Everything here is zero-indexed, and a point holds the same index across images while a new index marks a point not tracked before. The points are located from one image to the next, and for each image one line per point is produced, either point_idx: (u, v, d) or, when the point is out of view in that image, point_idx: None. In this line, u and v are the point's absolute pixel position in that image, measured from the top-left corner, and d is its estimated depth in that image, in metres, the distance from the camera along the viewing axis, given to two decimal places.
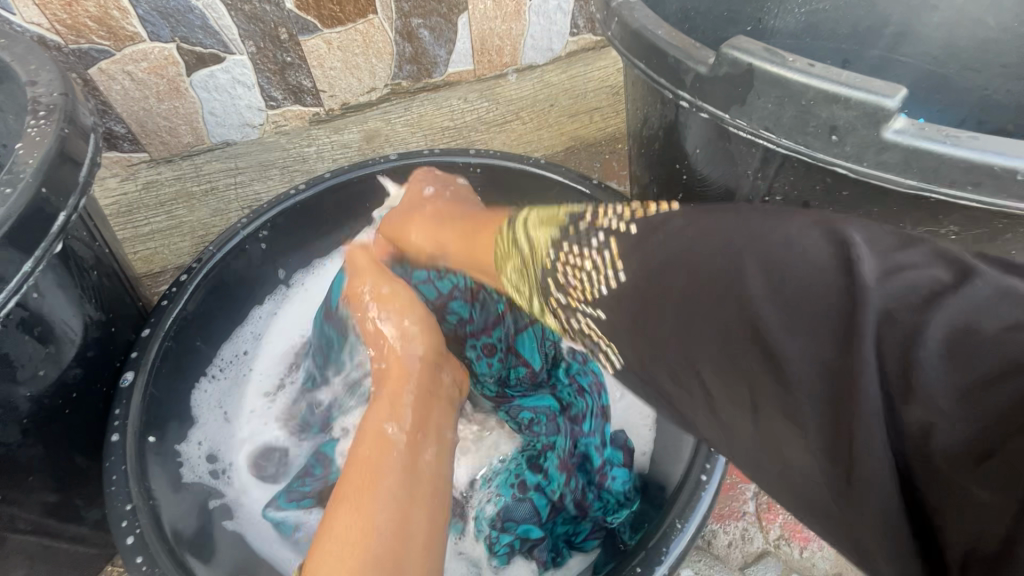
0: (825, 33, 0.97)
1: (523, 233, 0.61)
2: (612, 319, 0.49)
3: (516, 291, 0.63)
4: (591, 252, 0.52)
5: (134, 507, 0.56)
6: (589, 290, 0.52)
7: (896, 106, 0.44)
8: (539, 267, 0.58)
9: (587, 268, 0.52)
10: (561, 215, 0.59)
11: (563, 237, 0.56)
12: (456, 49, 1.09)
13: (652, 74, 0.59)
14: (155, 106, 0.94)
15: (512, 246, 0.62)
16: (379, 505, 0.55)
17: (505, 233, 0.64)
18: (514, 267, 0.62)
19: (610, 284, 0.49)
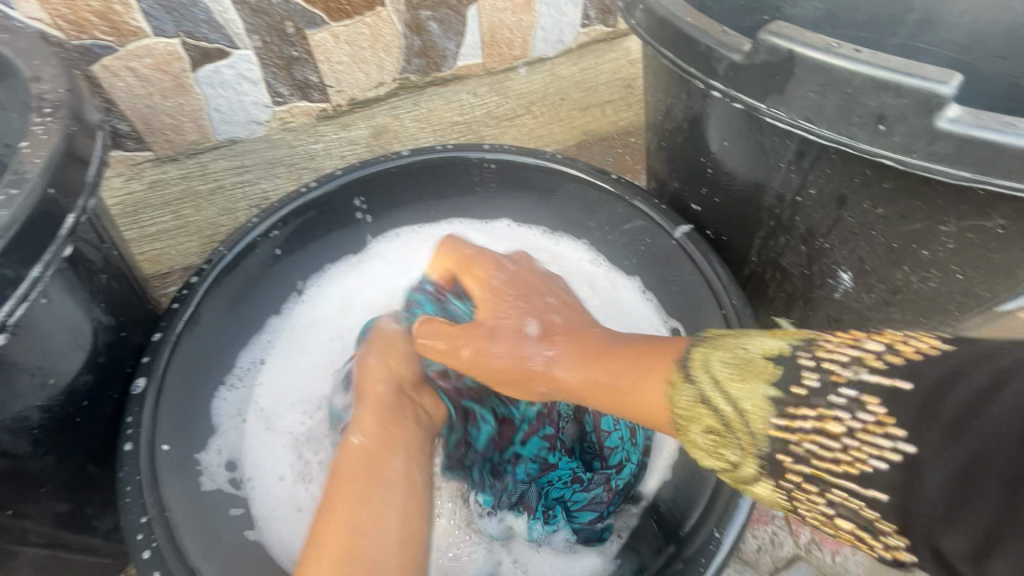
0: (845, 21, 0.95)
1: (719, 380, 0.49)
2: (894, 465, 0.39)
3: (697, 450, 0.51)
4: (842, 423, 0.42)
5: (150, 519, 0.54)
6: (852, 463, 0.41)
7: (950, 93, 0.41)
8: (758, 427, 0.46)
9: (836, 439, 0.42)
10: (769, 352, 0.49)
11: (783, 389, 0.46)
12: (465, 42, 1.06)
13: (680, 63, 0.56)
14: (160, 104, 0.92)
15: (697, 402, 0.50)
16: (380, 507, 0.55)
17: (679, 383, 0.51)
18: (705, 436, 0.49)
19: (894, 454, 0.39)
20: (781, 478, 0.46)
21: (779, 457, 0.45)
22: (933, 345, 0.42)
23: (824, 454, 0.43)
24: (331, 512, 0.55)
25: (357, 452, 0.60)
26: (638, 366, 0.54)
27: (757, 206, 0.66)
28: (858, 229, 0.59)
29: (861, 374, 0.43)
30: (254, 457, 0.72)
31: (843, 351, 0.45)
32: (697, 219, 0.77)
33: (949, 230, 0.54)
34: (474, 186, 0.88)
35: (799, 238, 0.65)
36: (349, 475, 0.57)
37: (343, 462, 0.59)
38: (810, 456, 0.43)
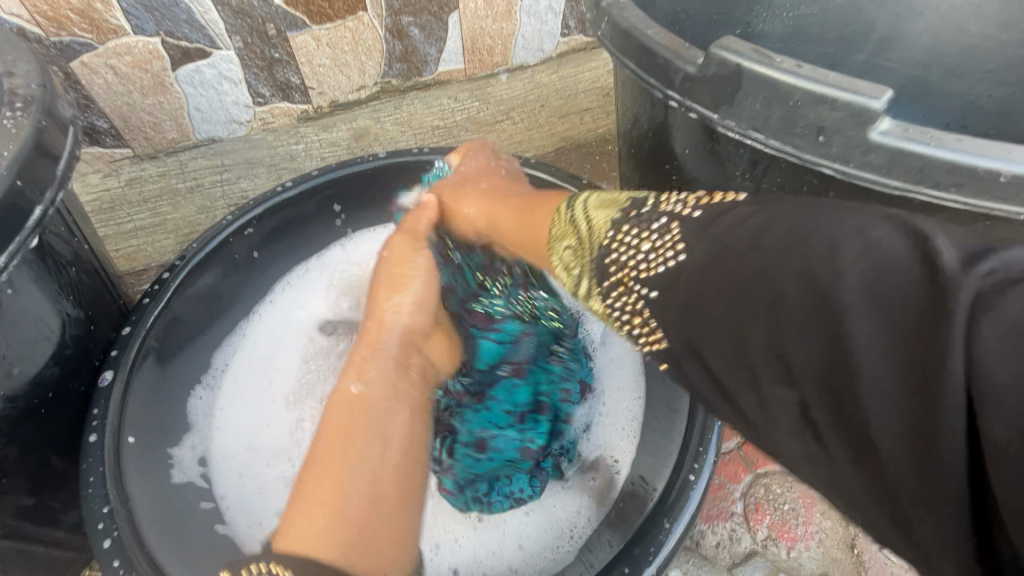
0: (812, 37, 0.98)
1: (588, 215, 0.56)
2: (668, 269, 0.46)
3: (566, 273, 0.57)
4: (651, 230, 0.48)
5: (111, 509, 0.54)
6: (654, 259, 0.47)
7: (881, 108, 0.44)
8: (597, 245, 0.53)
9: (647, 246, 0.48)
10: (630, 195, 0.55)
11: (624, 219, 0.52)
12: (446, 48, 1.09)
13: (641, 74, 0.59)
14: (139, 102, 0.93)
15: (569, 223, 0.58)
16: (364, 454, 0.56)
17: (561, 210, 0.60)
18: (569, 246, 0.57)
19: (670, 262, 0.46)
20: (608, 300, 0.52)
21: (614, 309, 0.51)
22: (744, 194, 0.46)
23: (644, 247, 0.48)
24: (314, 480, 0.54)
25: (348, 407, 0.60)
26: (524, 215, 0.66)
27: None
28: None
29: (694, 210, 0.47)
30: (229, 461, 0.73)
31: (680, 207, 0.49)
32: None
33: None
34: None
35: None
36: (331, 440, 0.57)
37: (331, 411, 0.60)
38: (618, 272, 0.50)
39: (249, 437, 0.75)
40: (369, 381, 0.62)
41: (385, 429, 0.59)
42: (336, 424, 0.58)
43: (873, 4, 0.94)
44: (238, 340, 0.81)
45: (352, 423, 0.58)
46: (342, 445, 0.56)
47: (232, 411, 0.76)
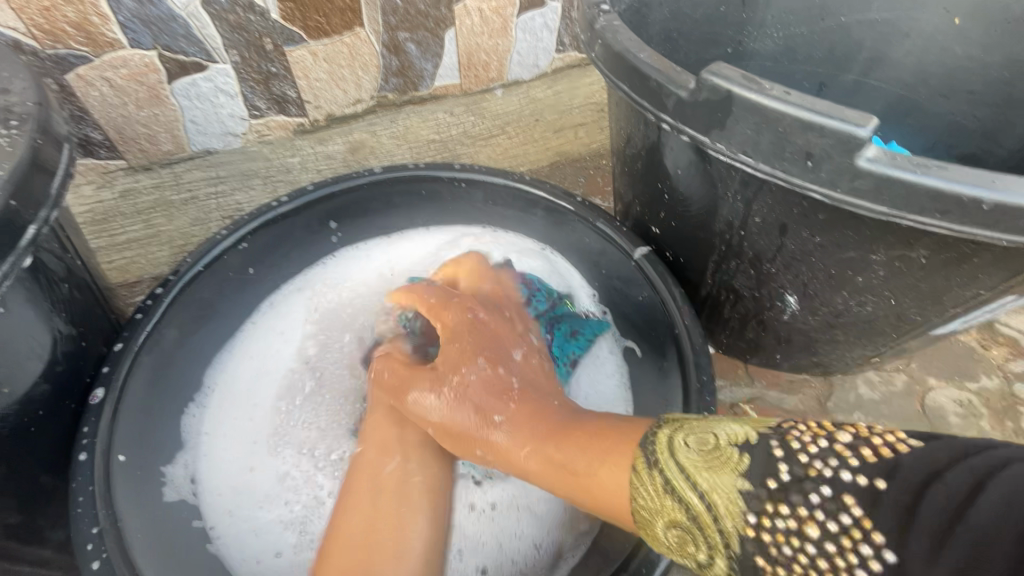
0: (803, 57, 1.00)
1: (711, 456, 0.47)
2: (892, 567, 0.36)
3: (682, 550, 0.47)
4: (839, 473, 0.41)
5: (100, 530, 0.54)
6: (848, 565, 0.38)
7: (867, 135, 0.45)
8: (728, 538, 0.44)
9: (813, 538, 0.40)
10: (734, 439, 0.47)
11: (794, 479, 0.42)
12: (443, 64, 1.10)
13: (634, 96, 0.60)
14: (134, 114, 0.93)
15: (664, 493, 0.48)
16: (409, 521, 0.62)
17: (644, 471, 0.49)
18: (674, 503, 0.47)
19: (878, 562, 0.37)
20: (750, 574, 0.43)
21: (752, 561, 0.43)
22: (902, 441, 0.41)
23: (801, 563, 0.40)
24: (350, 517, 0.62)
25: (374, 469, 0.66)
26: (634, 417, 0.54)
27: (710, 231, 0.70)
28: (800, 256, 0.63)
29: (819, 455, 0.43)
30: (219, 476, 0.72)
31: (807, 458, 0.43)
32: (657, 241, 0.81)
33: (880, 258, 0.58)
34: (444, 203, 0.90)
35: (748, 262, 0.69)
36: (381, 488, 0.64)
37: (358, 479, 0.66)
38: (774, 569, 0.42)
39: (248, 456, 0.74)
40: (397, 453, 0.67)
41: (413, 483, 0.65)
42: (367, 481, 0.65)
43: (861, 26, 0.97)
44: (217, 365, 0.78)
45: (397, 487, 0.64)
46: (391, 500, 0.63)
47: (224, 427, 0.75)
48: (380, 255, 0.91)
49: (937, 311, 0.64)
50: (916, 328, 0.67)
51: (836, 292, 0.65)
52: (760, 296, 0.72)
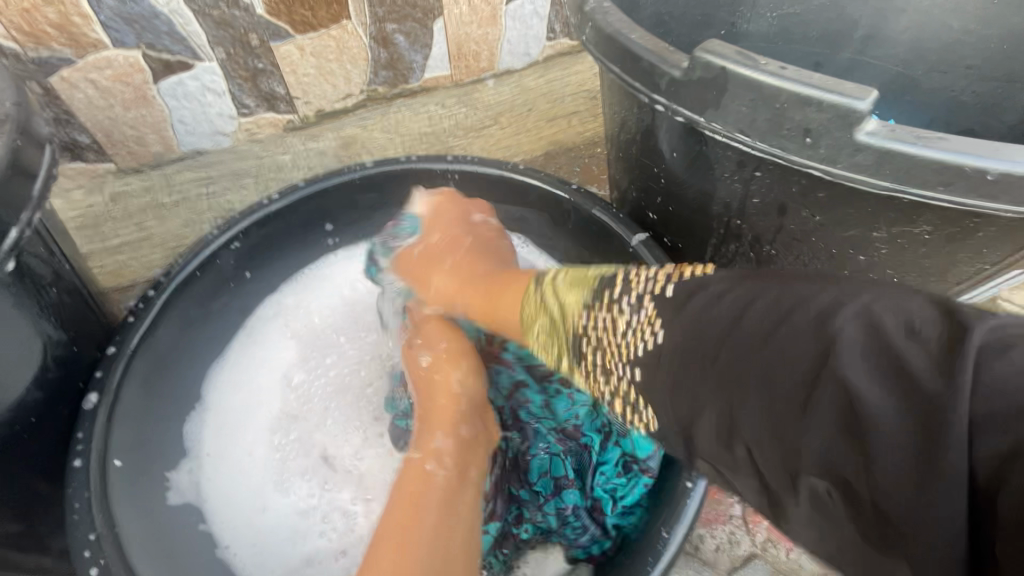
0: (798, 36, 0.98)
1: (560, 294, 0.60)
2: (651, 349, 0.48)
3: (546, 352, 0.62)
4: (625, 314, 0.52)
5: (98, 536, 0.53)
6: (629, 347, 0.51)
7: (867, 108, 0.44)
8: (571, 334, 0.58)
9: (625, 330, 0.52)
10: (601, 271, 0.59)
11: (597, 301, 0.56)
12: (432, 55, 1.08)
13: (627, 78, 0.58)
14: (121, 115, 0.92)
15: (540, 306, 0.62)
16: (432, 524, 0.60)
17: (534, 293, 0.64)
18: (542, 326, 0.62)
19: (650, 342, 0.48)
20: (581, 361, 0.57)
21: (579, 348, 0.57)
22: (705, 273, 0.49)
23: (602, 393, 0.56)
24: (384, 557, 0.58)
25: (420, 473, 0.64)
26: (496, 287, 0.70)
27: (708, 215, 0.69)
28: (800, 236, 0.62)
29: (638, 313, 0.51)
30: (223, 490, 0.71)
31: (634, 313, 0.51)
32: (656, 228, 0.80)
33: (881, 236, 0.57)
34: None
35: (748, 245, 0.68)
36: (415, 486, 0.63)
37: (404, 481, 0.64)
38: (604, 359, 0.54)
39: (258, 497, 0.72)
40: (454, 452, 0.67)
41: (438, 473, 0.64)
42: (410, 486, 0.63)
43: (856, 2, 0.95)
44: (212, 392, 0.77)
45: (422, 489, 0.63)
46: (411, 508, 0.61)
47: (223, 443, 0.74)
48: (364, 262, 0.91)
49: (942, 289, 0.63)
50: None
51: (837, 271, 0.64)
52: None
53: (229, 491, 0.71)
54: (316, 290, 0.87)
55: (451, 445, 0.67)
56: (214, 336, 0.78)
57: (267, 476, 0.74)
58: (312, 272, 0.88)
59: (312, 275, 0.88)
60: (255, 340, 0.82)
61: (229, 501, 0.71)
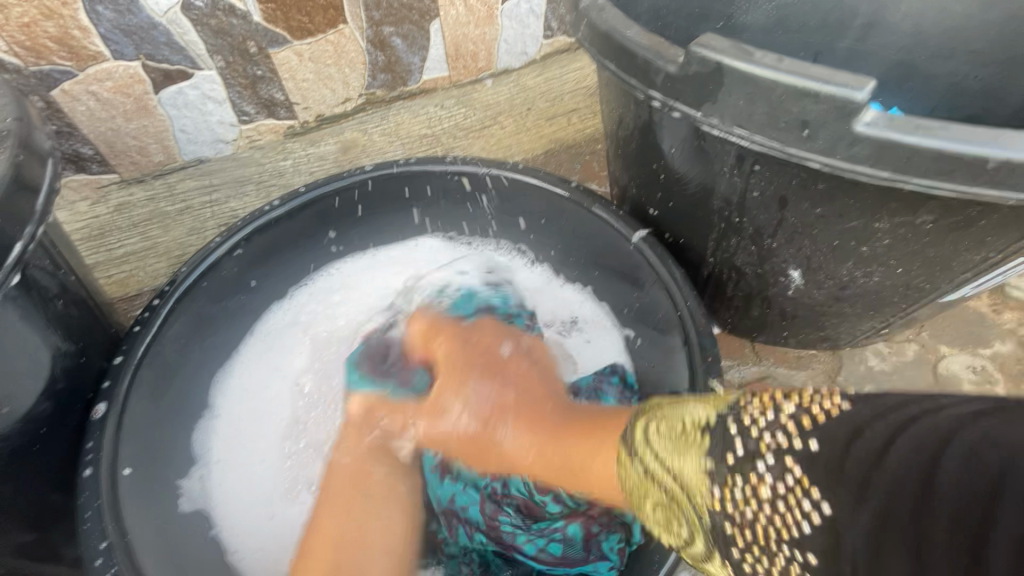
0: (796, 26, 0.98)
1: (659, 450, 0.49)
2: (818, 527, 0.39)
3: (666, 529, 0.49)
4: (726, 402, 0.47)
5: (110, 545, 0.54)
6: (787, 525, 0.40)
7: (865, 99, 0.44)
8: (695, 509, 0.45)
9: (747, 486, 0.42)
10: (697, 421, 0.47)
11: (721, 440, 0.45)
12: (429, 56, 1.08)
13: (622, 75, 0.58)
14: (123, 126, 0.92)
15: (647, 481, 0.50)
16: (366, 513, 0.67)
17: (629, 460, 0.52)
18: (657, 500, 0.49)
19: (815, 517, 0.39)
20: (722, 520, 0.44)
21: (721, 529, 0.44)
22: (837, 405, 0.42)
23: (766, 523, 0.42)
24: (320, 530, 0.65)
25: (361, 468, 0.71)
26: (585, 436, 0.60)
27: (708, 209, 0.69)
28: (802, 229, 0.62)
29: (773, 429, 0.43)
30: (229, 497, 0.72)
31: (765, 435, 0.43)
32: (656, 223, 0.79)
33: (883, 226, 0.57)
34: (438, 197, 0.89)
35: (749, 238, 0.67)
36: (368, 485, 0.69)
37: (329, 475, 0.71)
38: (740, 521, 0.43)
39: (261, 505, 0.73)
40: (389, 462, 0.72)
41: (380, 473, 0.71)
42: (339, 477, 0.70)
43: None
44: (221, 398, 0.77)
45: (356, 479, 0.69)
46: (350, 499, 0.68)
47: (232, 450, 0.75)
48: (365, 268, 0.91)
49: (947, 277, 0.62)
50: (928, 296, 0.66)
51: (840, 263, 0.64)
52: (762, 273, 0.71)
53: (235, 498, 0.72)
54: (319, 301, 0.88)
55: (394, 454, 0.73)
56: (220, 343, 0.79)
57: (275, 485, 0.74)
58: (313, 279, 0.89)
59: (314, 283, 0.89)
60: (260, 349, 0.83)
61: (234, 508, 0.71)
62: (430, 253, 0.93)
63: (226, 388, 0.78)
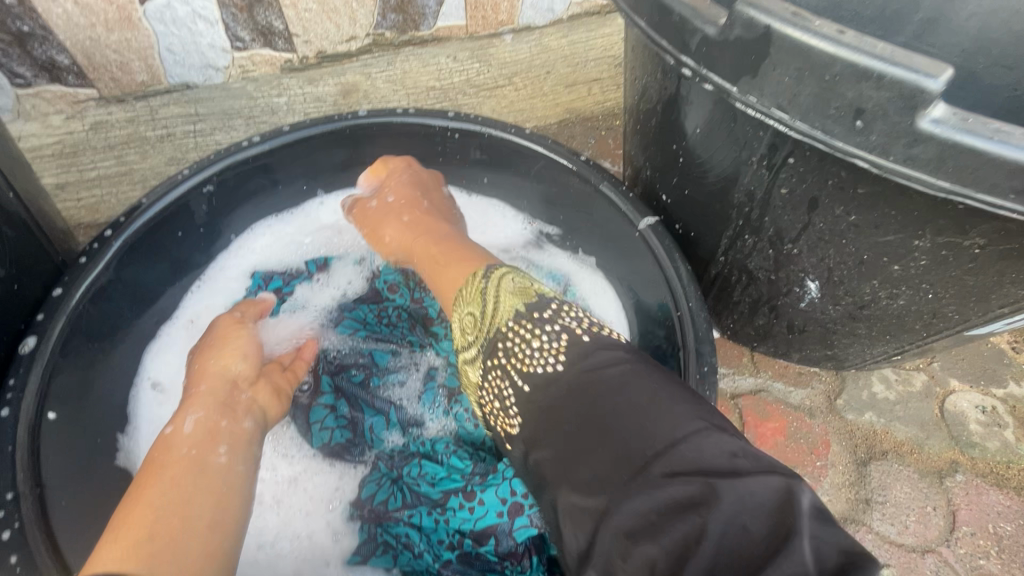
0: (849, 13, 0.88)
1: (498, 290, 0.59)
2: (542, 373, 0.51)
3: (462, 333, 0.61)
4: (540, 334, 0.53)
5: (17, 496, 0.48)
6: (526, 361, 0.52)
7: (938, 89, 0.36)
8: (495, 328, 0.56)
9: (539, 345, 0.52)
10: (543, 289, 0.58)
11: (526, 317, 0.55)
12: (447, 1, 0.99)
13: (653, 35, 0.51)
14: (103, 37, 0.84)
15: (479, 293, 0.60)
16: (199, 492, 0.51)
17: (477, 277, 0.62)
18: (472, 313, 0.60)
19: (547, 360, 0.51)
20: (489, 364, 0.56)
21: (494, 345, 0.55)
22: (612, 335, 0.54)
23: (516, 357, 0.53)
24: (132, 509, 0.49)
25: (186, 458, 0.54)
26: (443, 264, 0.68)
27: (727, 203, 0.61)
28: (829, 236, 0.55)
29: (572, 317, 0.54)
30: None
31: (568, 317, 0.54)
32: (667, 212, 0.72)
33: (923, 245, 0.50)
34: (435, 153, 0.82)
35: (768, 240, 0.61)
36: (166, 464, 0.53)
37: (160, 453, 0.54)
38: (505, 359, 0.54)
39: None
40: (197, 419, 0.58)
41: (211, 456, 0.55)
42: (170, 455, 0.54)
43: None
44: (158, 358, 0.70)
45: (185, 461, 0.53)
46: (187, 464, 0.53)
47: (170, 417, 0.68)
48: (337, 218, 0.85)
49: (980, 310, 0.56)
50: (953, 327, 0.60)
51: (865, 281, 0.58)
52: (777, 279, 0.64)
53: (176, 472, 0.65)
54: (276, 241, 0.81)
55: (217, 419, 0.59)
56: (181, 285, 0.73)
57: None
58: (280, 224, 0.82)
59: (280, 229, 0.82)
60: (206, 299, 0.76)
61: None
62: None
63: (169, 345, 0.71)
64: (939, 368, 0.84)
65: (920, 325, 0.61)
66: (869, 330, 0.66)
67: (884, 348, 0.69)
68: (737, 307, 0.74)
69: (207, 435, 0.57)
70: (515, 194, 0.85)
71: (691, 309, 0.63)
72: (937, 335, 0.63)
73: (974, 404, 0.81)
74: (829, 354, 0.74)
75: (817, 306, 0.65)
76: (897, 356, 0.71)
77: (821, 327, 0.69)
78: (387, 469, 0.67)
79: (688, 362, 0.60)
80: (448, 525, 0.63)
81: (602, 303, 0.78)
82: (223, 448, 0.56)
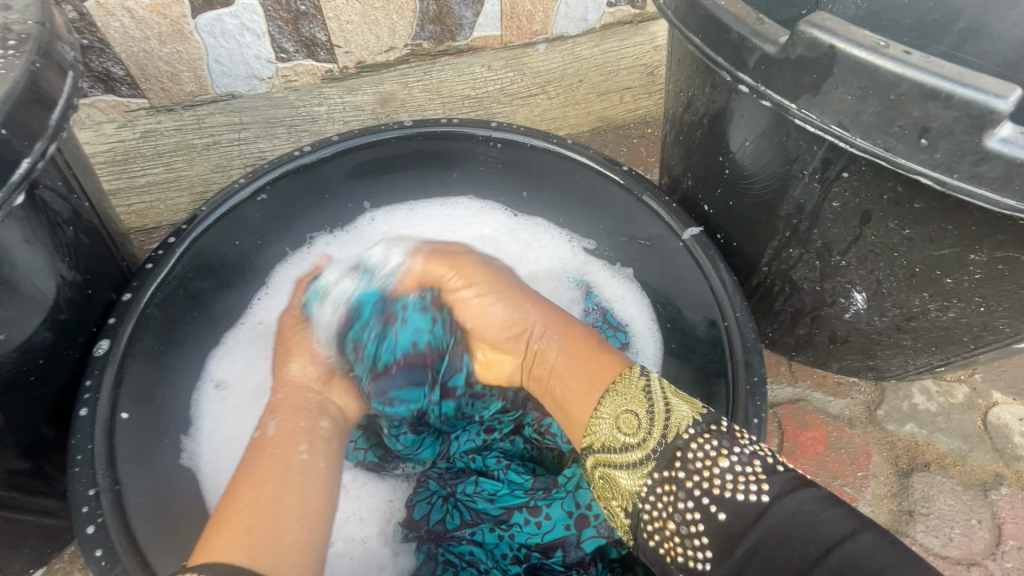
0: (887, 23, 0.88)
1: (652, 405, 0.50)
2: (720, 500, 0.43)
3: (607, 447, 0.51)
4: (714, 452, 0.45)
5: (98, 492, 0.50)
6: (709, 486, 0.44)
7: (1007, 110, 0.37)
8: (663, 449, 0.47)
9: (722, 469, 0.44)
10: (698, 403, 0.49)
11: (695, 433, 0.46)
12: (483, 11, 1.01)
13: (708, 51, 0.51)
14: (157, 49, 0.87)
15: (622, 407, 0.51)
16: (287, 492, 0.53)
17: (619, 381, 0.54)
18: (624, 423, 0.50)
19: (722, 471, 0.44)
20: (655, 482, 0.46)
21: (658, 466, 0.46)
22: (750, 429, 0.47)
23: (676, 484, 0.45)
24: (227, 505, 0.52)
25: (272, 456, 0.57)
26: (583, 358, 0.59)
27: (773, 215, 0.62)
28: (880, 249, 0.56)
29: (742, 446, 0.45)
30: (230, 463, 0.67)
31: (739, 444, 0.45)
32: (708, 221, 0.73)
33: (979, 259, 0.50)
34: (476, 162, 0.84)
35: (815, 252, 0.61)
36: (256, 464, 0.56)
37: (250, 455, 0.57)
38: (667, 484, 0.45)
39: None
40: (278, 421, 0.62)
41: (293, 454, 0.57)
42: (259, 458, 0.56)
43: None
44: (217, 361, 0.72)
45: (276, 464, 0.56)
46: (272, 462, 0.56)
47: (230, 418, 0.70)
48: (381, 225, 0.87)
49: None
50: (1002, 340, 0.60)
51: (914, 293, 0.58)
52: (822, 290, 0.65)
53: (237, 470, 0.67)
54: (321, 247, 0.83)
55: (296, 418, 0.63)
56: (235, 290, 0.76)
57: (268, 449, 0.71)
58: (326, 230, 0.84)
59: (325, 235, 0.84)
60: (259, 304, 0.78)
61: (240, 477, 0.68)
62: (456, 209, 0.88)
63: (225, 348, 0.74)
64: (980, 379, 0.83)
65: (969, 338, 0.61)
66: (914, 342, 0.66)
67: (927, 360, 0.69)
68: (777, 317, 0.74)
69: (290, 434, 0.60)
70: (553, 203, 0.86)
71: (737, 319, 0.64)
72: (985, 348, 0.62)
73: (1018, 417, 0.80)
74: (870, 364, 0.74)
75: (862, 317, 0.65)
76: (940, 368, 0.71)
77: (864, 338, 0.69)
78: (438, 487, 0.68)
79: (735, 371, 0.61)
80: (511, 539, 0.63)
81: (633, 312, 0.79)
82: (305, 446, 0.59)
